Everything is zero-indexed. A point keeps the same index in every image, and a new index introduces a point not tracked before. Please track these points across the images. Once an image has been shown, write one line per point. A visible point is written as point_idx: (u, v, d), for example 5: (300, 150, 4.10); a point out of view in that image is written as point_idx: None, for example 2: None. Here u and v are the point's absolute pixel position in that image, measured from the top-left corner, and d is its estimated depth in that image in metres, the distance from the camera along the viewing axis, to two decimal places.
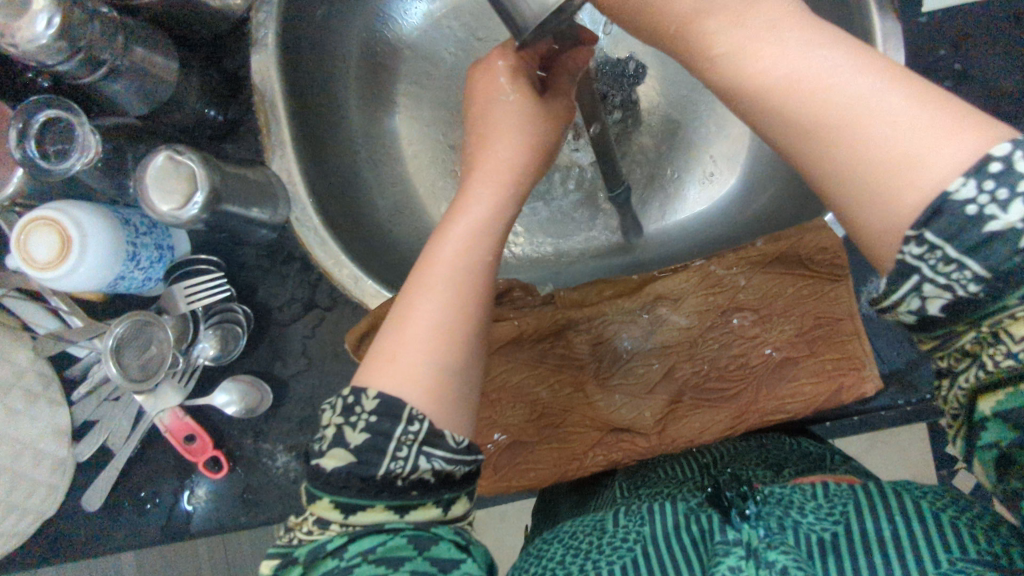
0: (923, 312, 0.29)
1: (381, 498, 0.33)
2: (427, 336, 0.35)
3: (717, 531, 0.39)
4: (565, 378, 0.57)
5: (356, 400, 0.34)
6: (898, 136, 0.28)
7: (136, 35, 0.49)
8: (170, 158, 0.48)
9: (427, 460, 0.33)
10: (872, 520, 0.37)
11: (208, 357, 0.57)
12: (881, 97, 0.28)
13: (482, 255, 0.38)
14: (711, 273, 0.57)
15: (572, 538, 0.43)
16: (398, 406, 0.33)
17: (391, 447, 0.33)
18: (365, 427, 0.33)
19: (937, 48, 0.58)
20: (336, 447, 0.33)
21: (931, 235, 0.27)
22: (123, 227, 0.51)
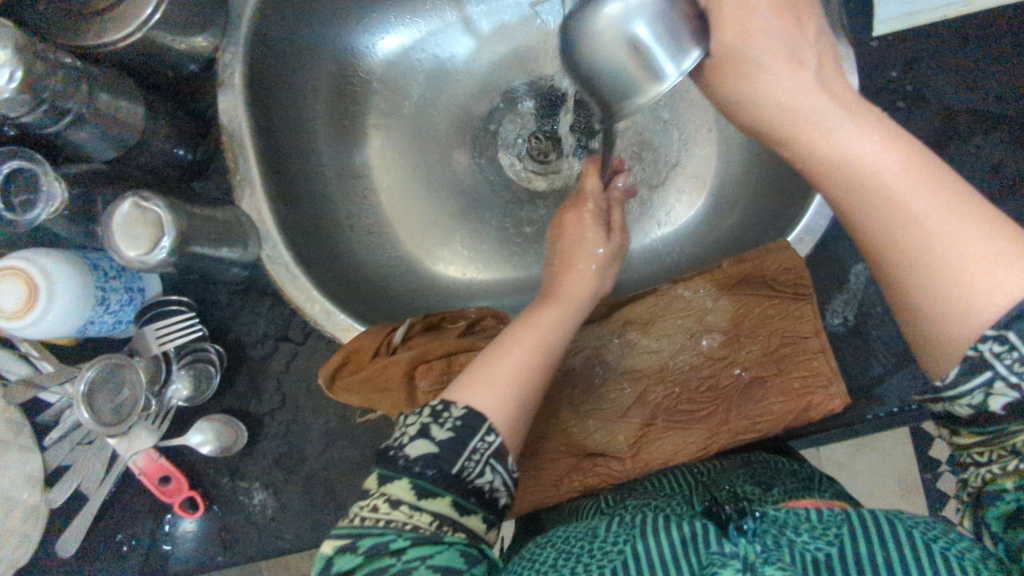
0: (982, 406, 0.32)
1: (451, 492, 0.36)
2: (513, 373, 0.41)
3: (713, 542, 0.38)
4: (538, 405, 0.58)
5: (443, 407, 0.38)
6: (952, 249, 0.31)
7: (101, 83, 0.50)
8: (136, 205, 0.48)
9: (491, 472, 0.38)
10: (871, 546, 0.36)
11: (181, 398, 0.57)
12: (942, 218, 0.32)
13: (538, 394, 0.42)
14: (678, 296, 0.58)
15: (564, 542, 0.42)
16: (477, 419, 0.38)
17: (470, 447, 0.37)
18: (452, 426, 0.37)
19: (888, 70, 0.60)
20: (420, 439, 0.37)
21: (1014, 334, 0.29)
22: (92, 273, 0.51)
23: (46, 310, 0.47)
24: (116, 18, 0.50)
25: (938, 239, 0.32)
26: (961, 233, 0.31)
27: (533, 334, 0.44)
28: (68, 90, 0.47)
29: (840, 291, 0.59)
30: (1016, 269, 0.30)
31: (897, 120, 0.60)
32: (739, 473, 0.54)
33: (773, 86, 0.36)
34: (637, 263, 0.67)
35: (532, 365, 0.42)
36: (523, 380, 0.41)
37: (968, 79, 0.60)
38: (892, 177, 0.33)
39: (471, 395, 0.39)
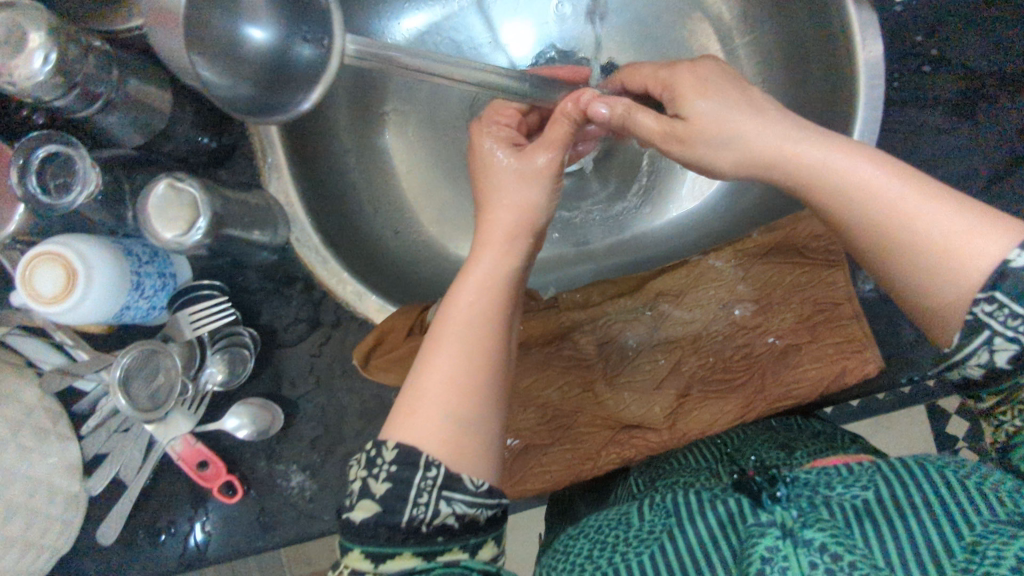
0: (990, 363, 0.34)
1: (408, 545, 0.34)
2: (442, 391, 0.38)
3: (750, 514, 0.39)
4: (573, 379, 0.58)
5: (377, 453, 0.36)
6: (930, 227, 0.34)
7: (130, 68, 0.50)
8: (170, 185, 0.48)
9: (447, 504, 0.35)
10: (904, 488, 0.37)
11: (216, 382, 0.57)
12: (916, 205, 0.35)
13: (476, 397, 0.38)
14: (710, 267, 0.58)
15: (598, 531, 0.43)
16: (415, 453, 0.36)
17: (413, 494, 0.35)
18: (387, 476, 0.35)
19: (912, 35, 0.60)
20: (362, 501, 0.35)
21: (1001, 294, 0.32)
22: (127, 257, 0.51)
23: (85, 295, 0.47)
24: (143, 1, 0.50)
25: (917, 219, 0.35)
26: (932, 214, 0.34)
27: (458, 329, 0.40)
28: (100, 74, 0.47)
29: None
30: (993, 234, 0.33)
31: (922, 83, 0.60)
32: (763, 436, 0.54)
33: (742, 122, 0.40)
34: (655, 241, 0.68)
35: (466, 371, 0.39)
36: (458, 397, 0.38)
37: (994, 41, 0.60)
38: (862, 175, 0.36)
39: (407, 431, 0.37)
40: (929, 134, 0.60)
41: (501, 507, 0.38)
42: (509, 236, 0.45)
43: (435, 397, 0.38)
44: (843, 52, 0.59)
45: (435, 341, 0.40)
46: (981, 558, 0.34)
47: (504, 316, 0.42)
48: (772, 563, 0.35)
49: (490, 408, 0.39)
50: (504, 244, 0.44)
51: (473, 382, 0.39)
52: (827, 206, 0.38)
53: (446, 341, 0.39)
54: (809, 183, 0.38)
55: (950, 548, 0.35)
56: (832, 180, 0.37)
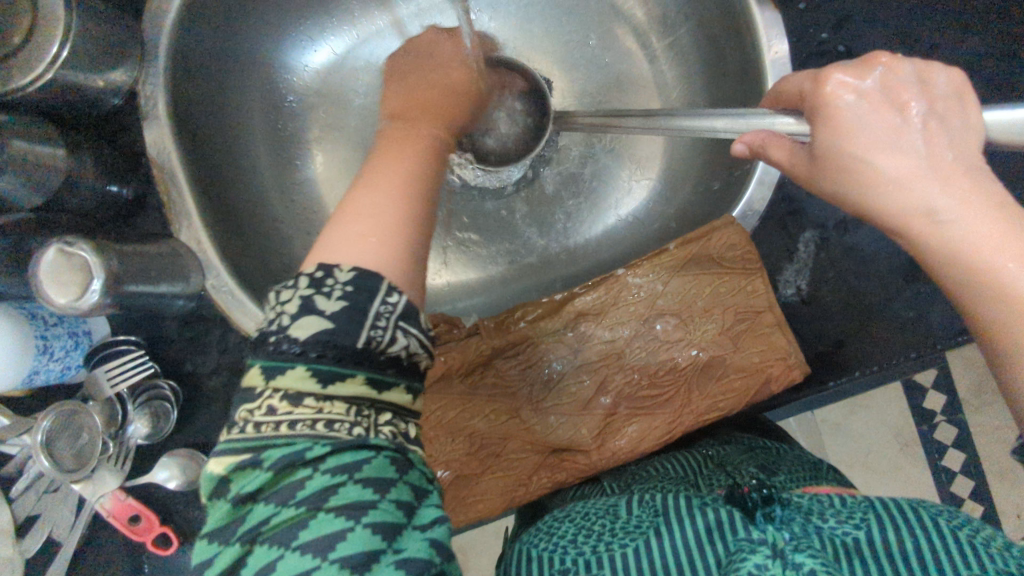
0: None
1: (362, 370, 0.31)
2: (394, 223, 0.35)
3: (740, 529, 0.38)
4: (499, 407, 0.57)
5: (325, 275, 0.32)
6: None
7: (13, 130, 0.49)
8: (61, 251, 0.47)
9: (403, 336, 0.32)
10: (893, 530, 0.36)
11: (141, 437, 0.57)
12: None
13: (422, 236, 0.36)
14: (629, 283, 0.57)
15: (583, 518, 0.44)
16: (371, 279, 0.32)
17: (369, 317, 0.31)
18: (341, 295, 0.31)
19: (818, 32, 0.60)
20: (305, 318, 0.30)
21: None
22: (30, 322, 0.50)
23: None
24: (21, 63, 0.49)
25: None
26: None
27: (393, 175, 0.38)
28: None
29: (790, 262, 0.59)
30: None
31: None
32: (741, 457, 0.53)
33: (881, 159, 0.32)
34: (590, 253, 0.68)
35: (406, 207, 0.36)
36: (393, 221, 0.35)
37: (897, 31, 0.60)
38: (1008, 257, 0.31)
39: (351, 253, 0.33)
40: None
41: None
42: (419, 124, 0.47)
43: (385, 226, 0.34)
44: (752, 54, 0.58)
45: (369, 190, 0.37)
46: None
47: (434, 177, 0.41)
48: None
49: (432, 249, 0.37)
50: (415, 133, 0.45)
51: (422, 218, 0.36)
52: (946, 265, 0.32)
53: (381, 182, 0.37)
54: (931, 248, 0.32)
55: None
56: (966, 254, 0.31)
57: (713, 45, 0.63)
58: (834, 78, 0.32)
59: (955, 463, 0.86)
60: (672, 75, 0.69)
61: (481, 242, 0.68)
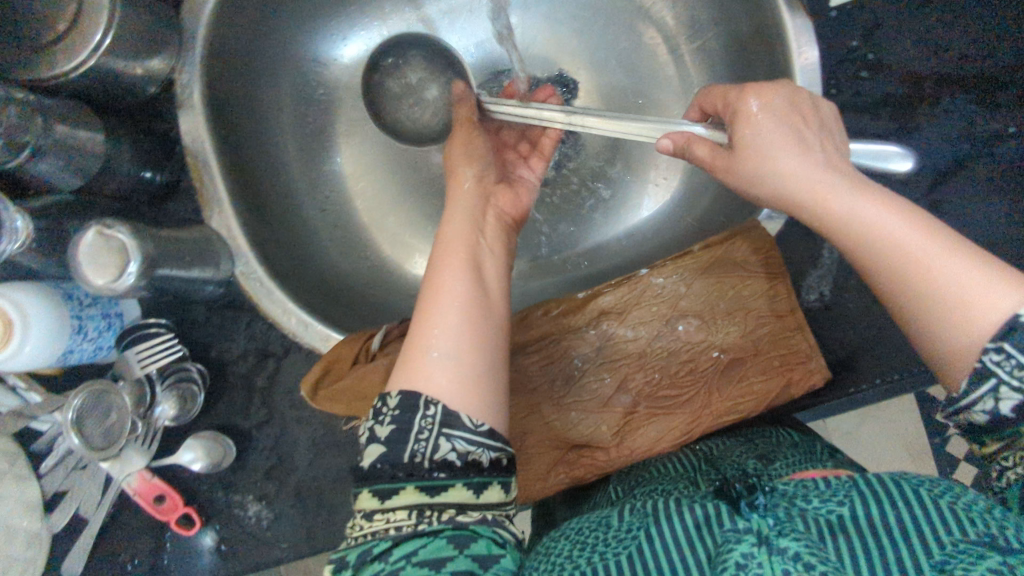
0: (995, 412, 0.32)
1: (410, 481, 0.35)
2: (443, 338, 0.39)
3: (726, 520, 0.38)
4: (520, 401, 0.58)
5: (382, 404, 0.37)
6: (953, 280, 0.33)
7: (56, 114, 0.50)
8: (101, 232, 0.48)
9: (447, 441, 0.35)
10: (877, 505, 0.35)
11: (169, 418, 0.58)
12: (938, 260, 0.34)
13: (469, 343, 0.39)
14: (653, 284, 0.58)
15: (577, 534, 0.43)
16: (413, 395, 0.36)
17: (414, 430, 0.35)
18: (391, 420, 0.36)
19: (849, 39, 0.59)
20: (371, 445, 0.36)
21: (1009, 344, 0.31)
22: (67, 301, 0.51)
23: (24, 344, 0.48)
24: (66, 48, 0.50)
25: (936, 270, 0.33)
26: (962, 271, 0.33)
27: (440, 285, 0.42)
28: (25, 124, 0.47)
29: (814, 267, 0.60)
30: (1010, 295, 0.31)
31: (860, 89, 0.59)
32: (740, 449, 0.54)
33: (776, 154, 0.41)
34: (614, 253, 0.70)
35: (460, 319, 0.40)
36: (446, 335, 0.39)
37: (929, 42, 0.60)
38: (889, 226, 0.36)
39: (410, 380, 0.37)
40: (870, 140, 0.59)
41: (507, 454, 0.38)
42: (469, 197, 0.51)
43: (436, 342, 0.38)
44: (782, 60, 0.58)
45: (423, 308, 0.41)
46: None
47: (478, 266, 0.44)
48: (745, 569, 0.33)
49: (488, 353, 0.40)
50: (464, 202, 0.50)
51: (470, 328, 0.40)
52: (855, 244, 0.37)
53: (438, 287, 0.42)
54: (827, 221, 0.39)
55: (920, 563, 0.33)
56: (867, 227, 0.36)
57: (741, 51, 0.63)
58: (750, 102, 0.43)
59: (967, 476, 0.86)
60: (699, 79, 0.69)
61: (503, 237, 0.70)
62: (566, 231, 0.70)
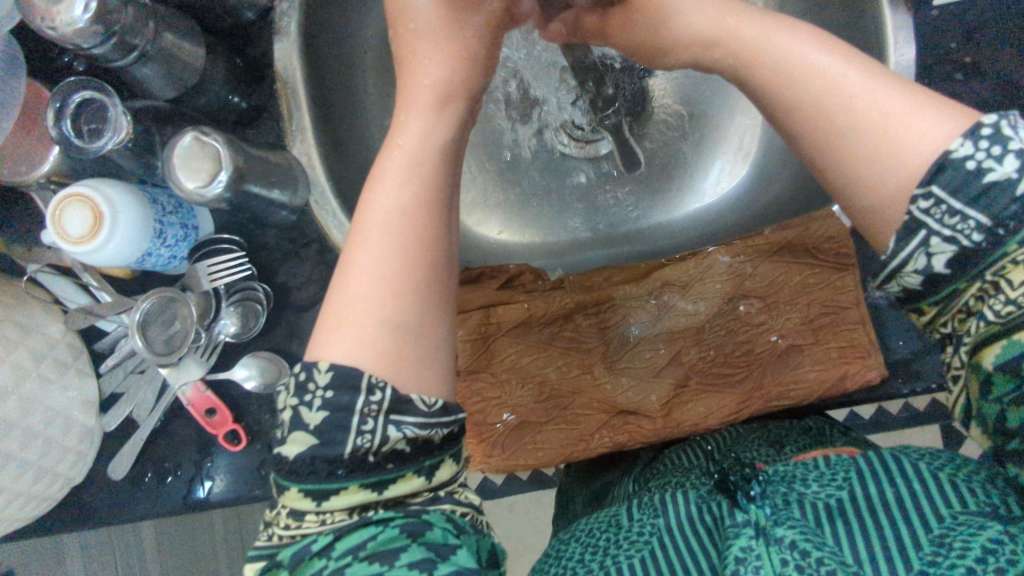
0: (928, 270, 0.36)
1: (354, 479, 0.35)
2: (374, 290, 0.38)
3: (728, 515, 0.44)
4: (572, 360, 0.58)
5: (308, 377, 0.36)
6: (880, 117, 0.37)
7: (166, 22, 0.51)
8: (196, 139, 0.50)
9: (397, 429, 0.36)
10: (874, 484, 0.41)
11: (229, 334, 0.59)
12: (865, 101, 0.38)
13: (403, 301, 0.38)
14: (718, 262, 0.58)
15: (588, 537, 0.48)
16: (355, 376, 0.36)
17: (356, 422, 0.35)
18: (323, 404, 0.35)
19: (949, 39, 0.59)
20: (297, 430, 0.35)
21: (940, 190, 0.34)
22: (151, 205, 0.53)
23: (109, 237, 0.49)
24: None
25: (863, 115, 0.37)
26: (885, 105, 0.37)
27: (381, 215, 0.40)
28: (138, 27, 0.49)
29: None
30: (936, 125, 0.36)
31: (958, 90, 0.59)
32: (754, 435, 0.56)
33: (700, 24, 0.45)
34: (671, 232, 0.70)
35: (398, 258, 0.39)
36: (381, 286, 0.38)
37: None
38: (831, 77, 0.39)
39: (342, 353, 0.37)
40: None
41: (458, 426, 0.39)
42: (438, 103, 0.44)
43: (364, 292, 0.38)
44: (876, 54, 0.57)
45: (358, 237, 0.40)
46: (948, 548, 0.37)
47: (440, 215, 0.41)
48: (746, 561, 0.39)
49: (427, 301, 0.39)
50: (440, 102, 0.45)
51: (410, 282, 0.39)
52: (795, 104, 0.40)
53: (367, 233, 0.40)
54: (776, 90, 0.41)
55: (920, 538, 0.38)
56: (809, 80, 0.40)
57: None
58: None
59: None
60: None
61: (567, 203, 0.71)
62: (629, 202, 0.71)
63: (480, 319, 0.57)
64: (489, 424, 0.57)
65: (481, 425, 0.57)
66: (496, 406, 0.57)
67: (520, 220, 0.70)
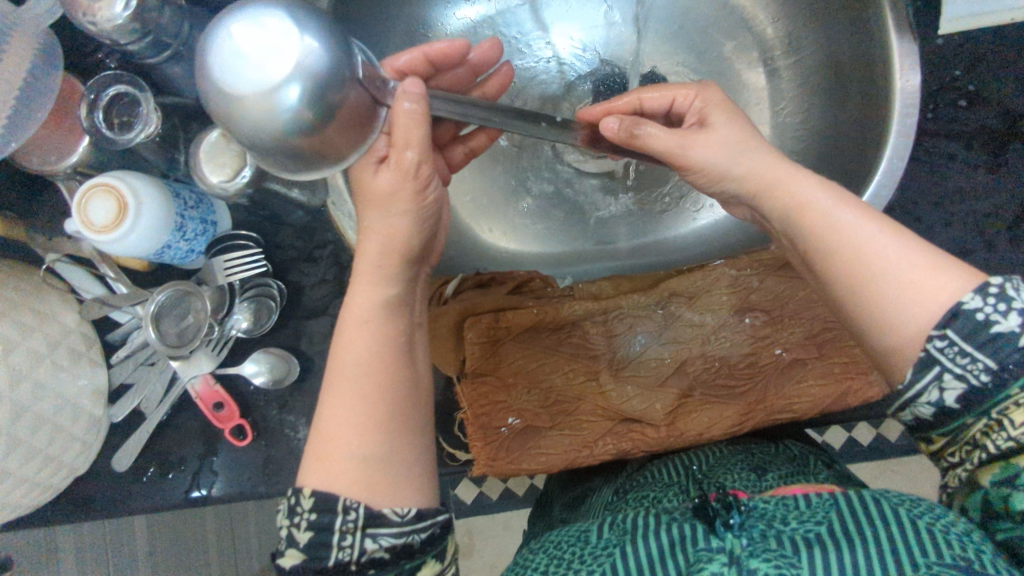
0: (939, 402, 0.36)
1: None
2: (348, 430, 0.39)
3: (701, 539, 0.38)
4: (579, 367, 0.59)
5: (296, 500, 0.38)
6: (893, 266, 0.37)
7: (200, 23, 0.53)
8: (223, 135, 0.52)
9: (373, 540, 0.37)
10: (856, 522, 0.36)
11: (241, 329, 0.60)
12: (876, 244, 0.37)
13: (381, 437, 0.39)
14: (725, 274, 0.59)
15: (557, 547, 0.44)
16: (333, 498, 0.37)
17: (335, 539, 0.37)
18: (308, 525, 0.37)
19: (953, 68, 0.62)
20: (291, 549, 0.37)
21: (952, 332, 0.34)
22: (174, 199, 0.54)
23: (132, 228, 0.50)
24: None
25: (882, 259, 0.37)
26: (895, 251, 0.37)
27: (352, 370, 0.40)
28: (173, 27, 0.51)
29: None
30: (949, 276, 0.35)
31: (957, 116, 0.62)
32: (735, 458, 0.55)
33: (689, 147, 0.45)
34: (678, 249, 0.71)
35: (367, 407, 0.40)
36: (357, 421, 0.39)
37: None
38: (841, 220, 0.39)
39: (325, 481, 0.38)
40: (960, 166, 0.63)
41: (439, 523, 0.40)
42: (375, 278, 0.42)
43: (341, 430, 0.39)
44: (881, 81, 0.60)
45: (333, 384, 0.41)
46: None
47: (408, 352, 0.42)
48: None
49: (406, 425, 0.41)
50: (378, 268, 0.42)
51: (385, 413, 0.40)
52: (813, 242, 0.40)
53: (339, 379, 0.40)
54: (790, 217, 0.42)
55: None
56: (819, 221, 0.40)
57: (836, 70, 0.65)
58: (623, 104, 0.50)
59: None
60: (789, 91, 0.71)
61: (570, 218, 0.73)
62: (636, 219, 0.73)
63: (489, 322, 0.57)
64: (495, 427, 0.57)
65: (486, 428, 0.57)
66: (502, 409, 0.58)
67: (529, 230, 0.72)
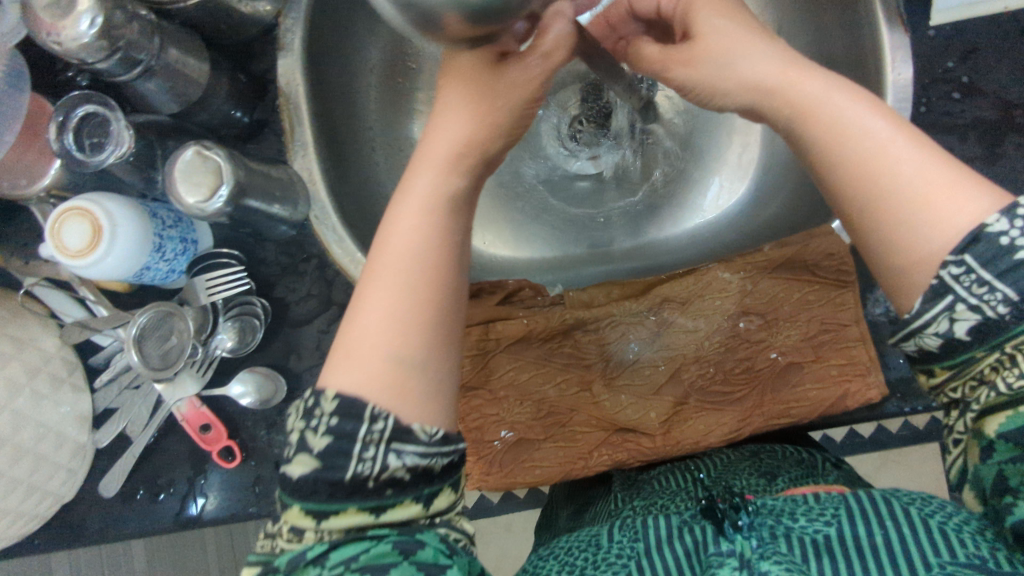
0: (948, 333, 0.33)
1: (353, 501, 0.33)
2: (382, 327, 0.35)
3: (711, 543, 0.40)
4: (571, 378, 0.58)
5: (315, 402, 0.34)
6: (916, 179, 0.33)
7: (170, 37, 0.52)
8: (198, 152, 0.51)
9: (396, 457, 0.33)
10: (864, 524, 0.38)
11: (226, 348, 0.60)
12: (896, 152, 0.34)
13: (417, 345, 0.35)
14: (718, 278, 0.57)
15: (567, 554, 0.44)
16: (360, 404, 0.33)
17: (357, 448, 0.32)
18: (327, 430, 0.33)
19: (943, 61, 0.61)
20: (301, 454, 0.33)
21: (970, 257, 0.31)
22: (152, 219, 0.52)
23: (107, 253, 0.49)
24: None
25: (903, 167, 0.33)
26: (916, 158, 0.33)
27: (394, 272, 0.36)
28: (142, 42, 0.49)
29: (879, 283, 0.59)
30: (973, 189, 0.32)
31: (951, 109, 0.61)
32: (744, 466, 0.54)
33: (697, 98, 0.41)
34: (671, 249, 0.70)
35: (412, 307, 0.36)
36: (398, 320, 0.35)
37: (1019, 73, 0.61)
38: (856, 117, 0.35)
39: (349, 377, 0.34)
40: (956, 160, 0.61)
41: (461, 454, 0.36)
42: (445, 167, 0.39)
43: (375, 327, 0.35)
44: (874, 78, 0.58)
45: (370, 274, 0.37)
46: None
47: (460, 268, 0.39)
48: None
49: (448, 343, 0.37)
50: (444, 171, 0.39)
51: (428, 320, 0.36)
52: (821, 154, 0.36)
53: (378, 278, 0.37)
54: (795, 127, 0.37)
55: None
56: (833, 123, 0.35)
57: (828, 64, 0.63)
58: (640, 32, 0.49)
59: None
60: None
61: (563, 219, 0.71)
62: (631, 220, 0.71)
63: (479, 335, 0.56)
64: (487, 441, 0.57)
65: (477, 443, 0.57)
66: (495, 423, 0.57)
67: (517, 235, 0.71)
